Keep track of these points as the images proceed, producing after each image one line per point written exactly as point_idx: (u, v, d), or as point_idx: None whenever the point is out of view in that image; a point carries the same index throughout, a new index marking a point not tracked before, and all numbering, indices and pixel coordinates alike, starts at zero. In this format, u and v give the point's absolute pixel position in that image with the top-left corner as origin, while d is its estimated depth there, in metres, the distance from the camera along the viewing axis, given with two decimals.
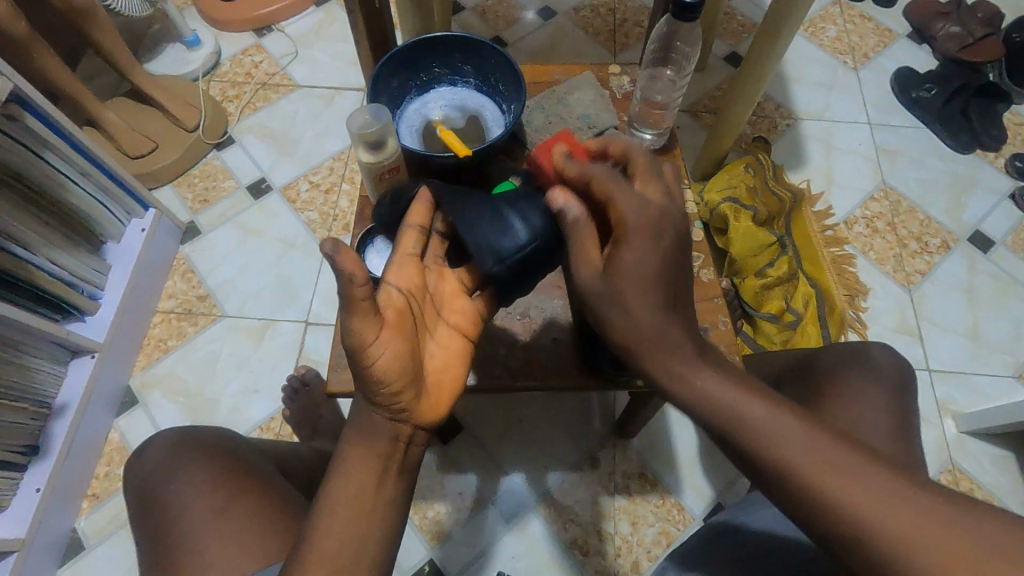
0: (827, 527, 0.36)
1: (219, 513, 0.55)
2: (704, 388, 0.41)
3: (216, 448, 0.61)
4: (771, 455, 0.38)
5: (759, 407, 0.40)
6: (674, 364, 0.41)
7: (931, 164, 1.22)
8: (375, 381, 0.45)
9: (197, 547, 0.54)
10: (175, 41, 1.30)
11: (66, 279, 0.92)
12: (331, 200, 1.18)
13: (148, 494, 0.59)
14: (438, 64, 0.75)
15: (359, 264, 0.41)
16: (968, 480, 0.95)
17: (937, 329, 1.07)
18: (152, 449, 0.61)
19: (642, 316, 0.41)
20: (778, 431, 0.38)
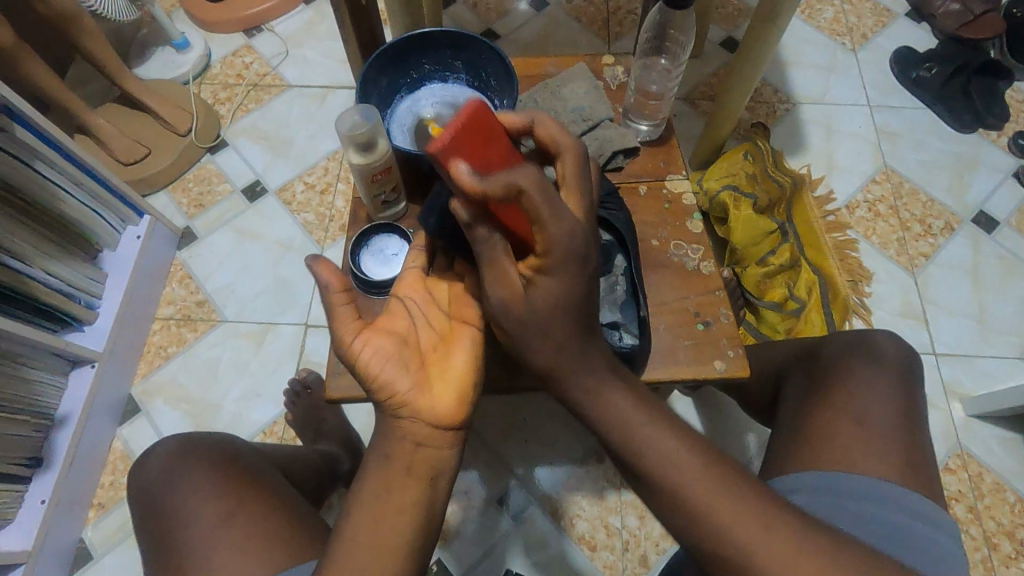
0: (702, 540, 0.43)
1: (225, 521, 0.55)
2: (619, 414, 0.45)
3: (220, 455, 0.60)
4: (665, 474, 0.44)
5: (664, 437, 0.45)
6: (590, 394, 0.46)
7: (932, 145, 1.21)
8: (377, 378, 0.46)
9: (204, 556, 0.53)
10: (164, 45, 1.29)
11: (63, 289, 0.91)
12: (327, 201, 1.17)
13: (151, 504, 0.58)
14: (428, 60, 0.73)
15: (332, 272, 0.48)
16: (976, 464, 0.94)
17: (943, 313, 1.05)
18: (157, 456, 0.60)
19: (559, 341, 0.45)
20: (681, 458, 0.44)
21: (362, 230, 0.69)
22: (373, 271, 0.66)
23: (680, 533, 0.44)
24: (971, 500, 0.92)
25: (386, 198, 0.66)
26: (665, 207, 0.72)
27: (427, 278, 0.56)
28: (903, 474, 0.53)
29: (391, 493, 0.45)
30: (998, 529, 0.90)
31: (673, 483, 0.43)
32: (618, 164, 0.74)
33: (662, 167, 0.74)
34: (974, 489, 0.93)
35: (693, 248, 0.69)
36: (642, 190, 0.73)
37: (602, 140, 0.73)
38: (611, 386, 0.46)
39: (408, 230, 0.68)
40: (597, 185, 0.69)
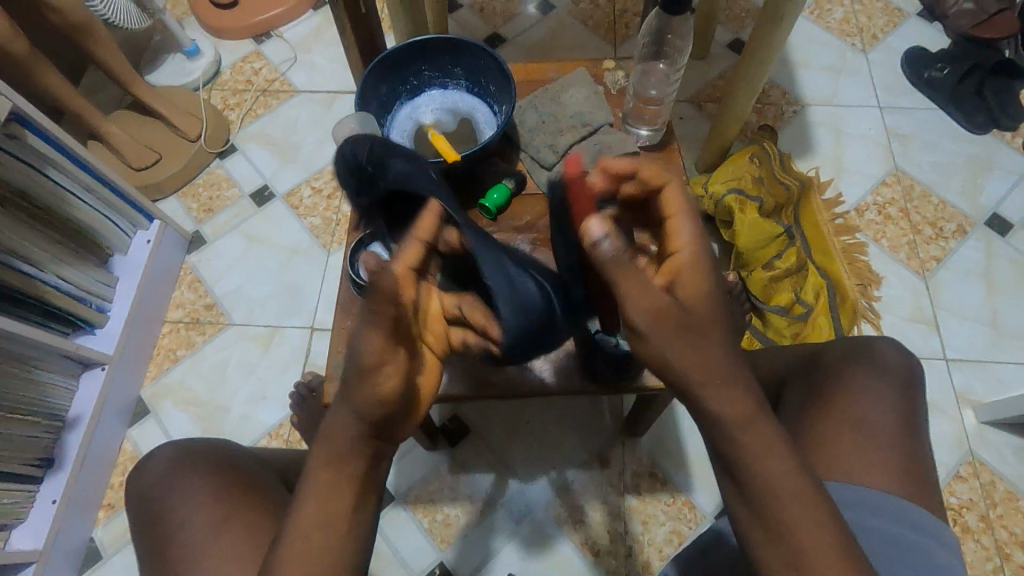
0: None
1: (218, 527, 0.55)
2: (761, 449, 0.39)
3: (217, 460, 0.61)
4: (784, 513, 0.39)
5: (798, 476, 0.39)
6: (743, 428, 0.40)
7: (943, 147, 1.19)
8: (358, 388, 0.42)
9: (200, 561, 0.54)
10: (175, 52, 1.31)
11: (73, 293, 0.93)
12: (333, 205, 1.19)
13: (149, 508, 0.59)
14: (428, 67, 0.74)
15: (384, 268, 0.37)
16: (989, 472, 0.93)
17: (954, 317, 1.04)
18: (154, 461, 0.61)
19: (709, 361, 0.40)
20: (804, 501, 0.39)
21: (359, 236, 0.69)
22: None
23: None
24: (982, 508, 0.90)
25: None
26: None
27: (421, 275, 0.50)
28: (902, 485, 0.52)
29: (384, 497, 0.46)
30: (1010, 538, 0.88)
31: (787, 518, 0.39)
32: None
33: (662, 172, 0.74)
34: (986, 498, 0.91)
35: None
36: None
37: (600, 147, 0.73)
38: (761, 416, 0.40)
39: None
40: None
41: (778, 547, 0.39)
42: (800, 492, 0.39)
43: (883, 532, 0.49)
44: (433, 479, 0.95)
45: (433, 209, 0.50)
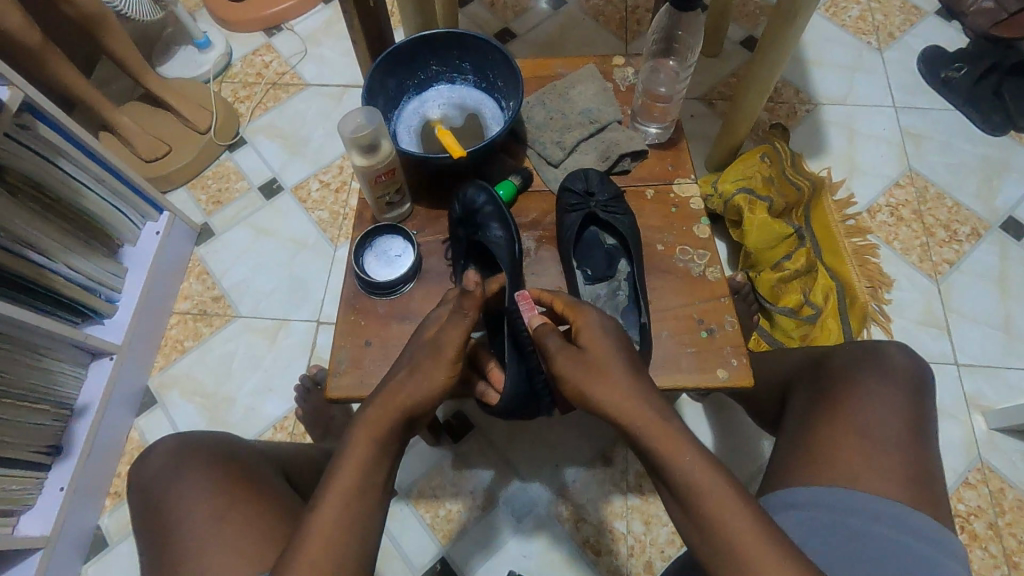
0: None
1: (217, 521, 0.56)
2: (682, 461, 0.45)
3: (217, 454, 0.61)
4: (708, 518, 0.44)
5: (719, 484, 0.44)
6: (664, 446, 0.46)
7: (959, 148, 1.17)
8: (418, 369, 0.52)
9: (198, 554, 0.54)
10: (186, 44, 1.31)
11: (83, 283, 0.93)
12: (340, 199, 1.19)
13: (150, 499, 0.59)
14: (436, 62, 0.74)
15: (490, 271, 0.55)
16: (998, 479, 0.91)
17: (966, 322, 1.02)
18: (155, 453, 0.61)
19: (619, 391, 0.49)
20: (729, 505, 0.43)
21: (365, 231, 0.69)
22: (377, 273, 0.67)
23: None
24: (990, 516, 0.89)
25: (390, 199, 0.67)
26: (672, 211, 0.71)
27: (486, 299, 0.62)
28: (908, 490, 0.51)
29: None
30: (1019, 547, 0.87)
31: (715, 520, 0.43)
32: (624, 167, 0.74)
33: (670, 171, 0.73)
34: (995, 505, 0.90)
35: (699, 253, 0.68)
36: (649, 193, 0.72)
37: (608, 143, 0.73)
38: (683, 437, 0.46)
39: (411, 232, 0.69)
40: (601, 190, 0.69)
41: (715, 551, 0.43)
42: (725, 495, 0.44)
43: (881, 539, 0.49)
44: (436, 474, 0.95)
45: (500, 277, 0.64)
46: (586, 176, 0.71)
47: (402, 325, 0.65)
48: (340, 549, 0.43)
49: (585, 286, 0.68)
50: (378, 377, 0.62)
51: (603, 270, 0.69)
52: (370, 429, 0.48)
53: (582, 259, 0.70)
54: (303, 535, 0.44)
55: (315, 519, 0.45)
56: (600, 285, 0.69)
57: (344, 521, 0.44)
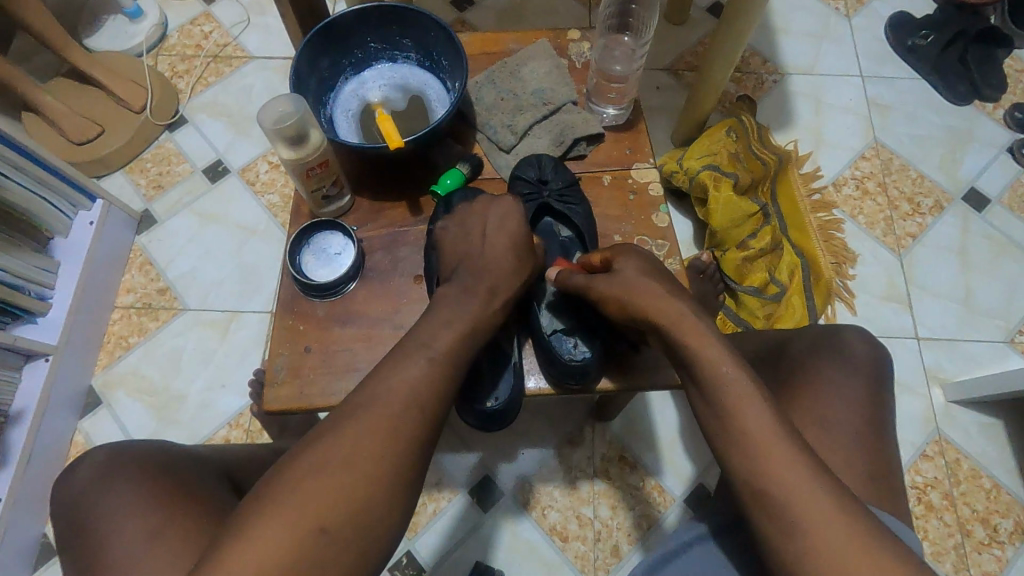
0: (760, 495, 0.42)
1: (149, 536, 0.52)
2: (717, 368, 0.47)
3: (150, 464, 0.57)
4: (730, 402, 0.45)
5: (742, 378, 0.46)
6: (695, 344, 0.49)
7: (924, 118, 1.16)
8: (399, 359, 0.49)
9: (129, 574, 0.51)
10: (115, 13, 1.20)
11: (10, 281, 0.87)
12: (291, 181, 1.12)
13: (77, 517, 0.55)
14: (374, 38, 0.68)
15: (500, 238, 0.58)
16: (955, 450, 0.93)
17: (927, 296, 1.03)
18: (83, 466, 0.57)
19: (665, 301, 0.52)
20: (750, 397, 0.45)
21: (303, 226, 0.64)
22: (315, 273, 0.63)
23: (737, 488, 0.44)
24: (946, 486, 0.91)
25: (327, 191, 0.62)
26: (631, 197, 0.68)
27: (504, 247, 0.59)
28: (869, 485, 0.51)
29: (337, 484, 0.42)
30: (972, 515, 0.89)
31: (739, 419, 0.45)
32: (581, 152, 0.70)
33: (628, 154, 0.70)
34: (951, 476, 0.92)
35: (659, 243, 0.65)
36: (607, 179, 0.69)
37: (562, 126, 0.69)
38: (712, 339, 0.49)
39: (351, 228, 0.64)
40: (555, 178, 0.66)
41: (730, 441, 0.45)
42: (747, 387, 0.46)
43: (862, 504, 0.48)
44: None
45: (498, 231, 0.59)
46: (539, 162, 0.67)
47: (345, 328, 0.61)
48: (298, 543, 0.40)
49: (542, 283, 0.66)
50: (319, 387, 0.59)
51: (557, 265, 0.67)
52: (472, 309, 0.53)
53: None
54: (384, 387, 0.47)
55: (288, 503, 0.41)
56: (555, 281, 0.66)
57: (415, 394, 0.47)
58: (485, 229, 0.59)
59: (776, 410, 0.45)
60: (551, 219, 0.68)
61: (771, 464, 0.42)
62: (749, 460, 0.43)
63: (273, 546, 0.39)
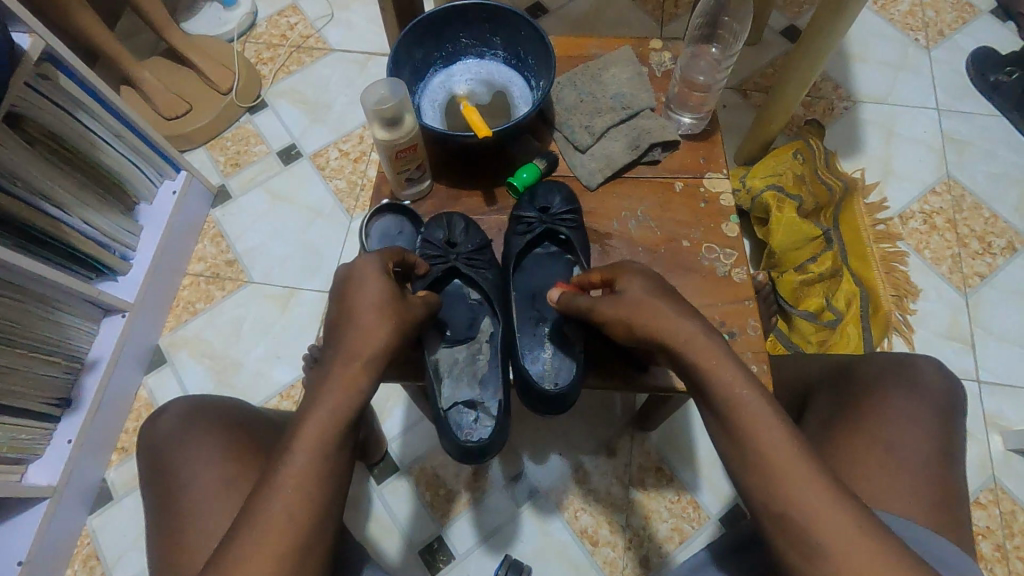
0: (772, 508, 0.43)
1: (225, 486, 0.56)
2: (726, 381, 0.48)
3: (226, 418, 0.61)
4: (743, 423, 0.46)
5: (755, 397, 0.46)
6: (703, 359, 0.49)
7: (1003, 157, 1.12)
8: (332, 373, 0.49)
9: (203, 520, 0.54)
10: (212, 1, 1.28)
11: (99, 239, 0.93)
12: (359, 169, 1.17)
13: (157, 458, 0.59)
14: (466, 35, 0.71)
15: (370, 282, 0.54)
16: (1010, 501, 0.89)
17: (993, 339, 0.99)
18: (167, 413, 0.61)
19: (674, 324, 0.51)
20: (761, 417, 0.45)
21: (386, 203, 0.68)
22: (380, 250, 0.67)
23: (750, 501, 0.44)
24: (999, 537, 0.87)
25: (410, 174, 0.65)
26: (701, 206, 0.69)
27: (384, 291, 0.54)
28: (928, 513, 0.50)
29: (298, 488, 0.44)
30: None
31: (752, 433, 0.45)
32: (654, 157, 0.71)
33: (702, 164, 0.71)
34: (1004, 527, 0.88)
35: (726, 253, 0.66)
36: (678, 186, 0.70)
37: (639, 131, 0.70)
38: (722, 355, 0.49)
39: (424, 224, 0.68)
40: (464, 240, 0.66)
41: (742, 455, 0.45)
42: (757, 407, 0.46)
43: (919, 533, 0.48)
44: (440, 454, 0.95)
45: (369, 275, 0.54)
46: (448, 223, 0.67)
47: None
48: (275, 533, 0.42)
49: (442, 349, 0.63)
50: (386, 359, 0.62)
51: (464, 330, 0.65)
52: (350, 378, 0.49)
53: (444, 317, 0.65)
54: (272, 484, 0.44)
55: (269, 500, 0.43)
56: (460, 347, 0.64)
57: (311, 474, 0.44)
58: (359, 278, 0.54)
59: (789, 428, 0.45)
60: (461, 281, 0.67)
61: (784, 485, 0.42)
62: (761, 476, 0.43)
63: (259, 541, 0.41)
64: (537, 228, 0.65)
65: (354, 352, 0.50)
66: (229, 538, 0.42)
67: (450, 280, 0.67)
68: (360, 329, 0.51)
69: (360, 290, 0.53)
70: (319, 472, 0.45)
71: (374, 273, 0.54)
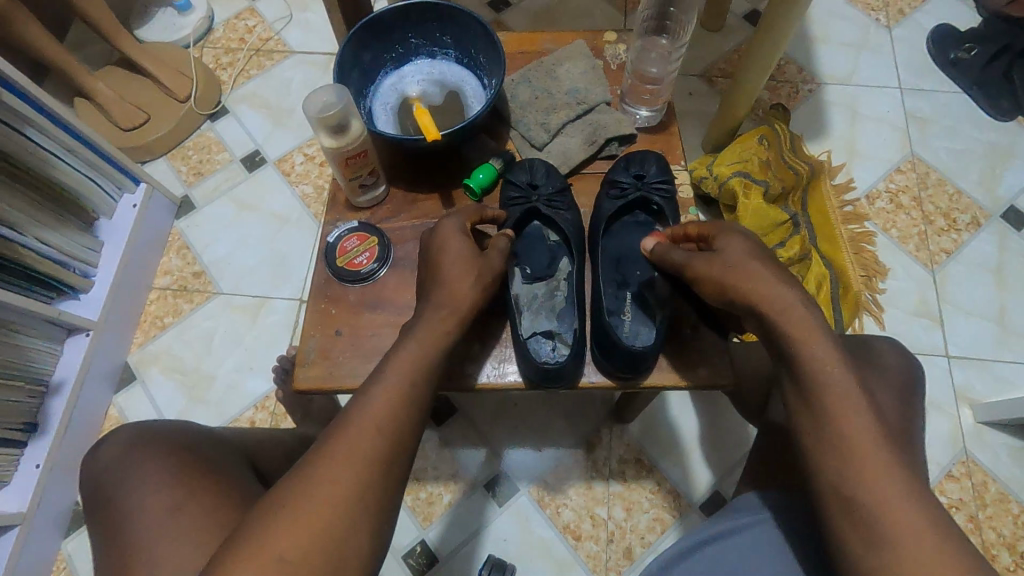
0: (849, 479, 0.43)
1: (170, 510, 0.54)
2: (815, 356, 0.48)
3: (171, 441, 0.60)
4: (829, 399, 0.47)
5: (845, 379, 0.47)
6: (801, 334, 0.49)
7: (964, 132, 1.13)
8: (421, 322, 0.53)
9: (149, 546, 0.53)
10: (165, 6, 1.25)
11: (58, 258, 0.91)
12: (325, 173, 1.15)
13: (101, 492, 0.58)
14: (415, 35, 0.70)
15: (453, 239, 0.58)
16: (982, 473, 0.91)
17: (960, 313, 1.00)
18: (111, 442, 0.60)
19: (773, 297, 0.51)
20: (850, 398, 0.46)
21: (348, 223, 0.67)
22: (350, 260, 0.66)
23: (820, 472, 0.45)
24: (972, 509, 0.89)
25: (363, 181, 0.64)
26: None
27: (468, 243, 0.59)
28: None
29: (378, 428, 0.46)
30: (998, 540, 0.87)
31: (835, 408, 0.46)
32: (611, 152, 0.71)
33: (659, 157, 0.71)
34: (977, 499, 0.89)
35: None
36: None
37: (596, 126, 0.70)
38: (820, 334, 0.49)
39: (386, 239, 0.66)
40: (545, 183, 0.67)
41: (819, 432, 0.46)
42: (848, 389, 0.46)
43: None
44: (420, 457, 0.94)
45: (451, 235, 0.59)
46: (531, 166, 0.68)
47: (375, 315, 0.63)
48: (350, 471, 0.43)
49: (519, 284, 0.65)
50: (348, 369, 0.61)
51: (543, 267, 0.66)
52: (436, 330, 0.53)
53: (523, 254, 0.67)
54: (357, 418, 0.46)
55: (349, 436, 0.45)
56: (538, 284, 0.66)
57: (379, 434, 0.46)
58: (447, 238, 0.59)
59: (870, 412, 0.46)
60: (540, 223, 0.68)
61: (862, 467, 0.43)
62: (840, 457, 0.44)
63: (338, 478, 0.43)
64: (630, 194, 0.65)
65: (443, 303, 0.54)
66: (304, 472, 0.44)
67: (529, 222, 0.68)
68: (448, 283, 0.56)
69: (444, 246, 0.58)
70: (390, 427, 0.46)
71: (455, 230, 0.59)
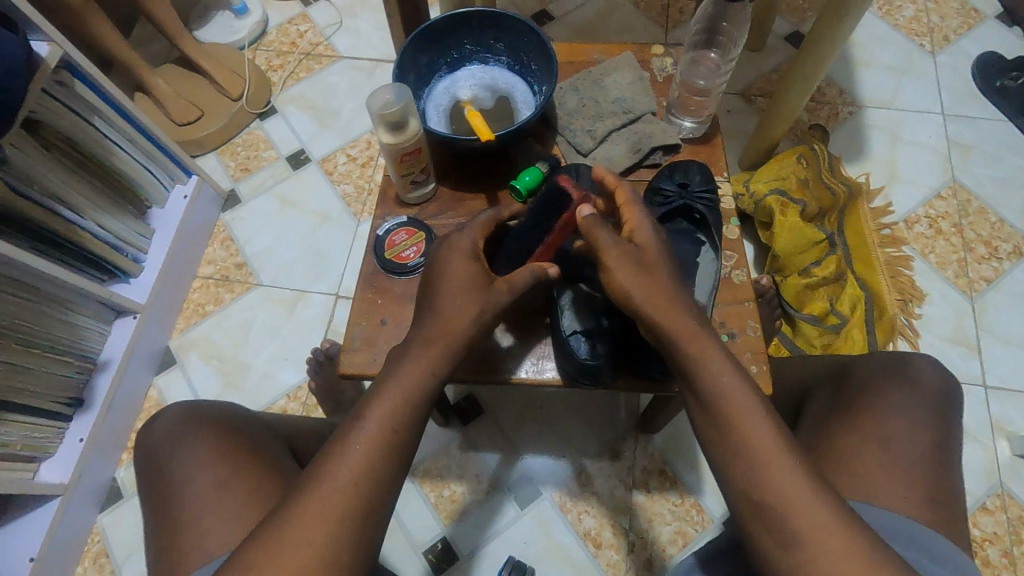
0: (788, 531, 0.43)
1: (217, 489, 0.57)
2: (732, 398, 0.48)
3: (220, 422, 0.62)
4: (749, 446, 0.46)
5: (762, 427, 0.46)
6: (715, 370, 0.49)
7: (1007, 160, 1.12)
8: (417, 349, 0.51)
9: (196, 521, 0.55)
10: (224, 9, 1.31)
11: (112, 242, 0.95)
12: (366, 174, 1.19)
13: (153, 464, 0.60)
14: (469, 41, 0.73)
15: (454, 262, 0.54)
16: (1018, 507, 0.89)
17: (999, 343, 0.98)
18: (162, 419, 0.62)
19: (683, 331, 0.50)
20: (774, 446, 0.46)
21: (395, 218, 0.70)
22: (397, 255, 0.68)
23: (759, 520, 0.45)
24: (1007, 544, 0.86)
25: (414, 178, 0.67)
26: None
27: (473, 264, 0.55)
28: (925, 510, 0.50)
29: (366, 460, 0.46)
30: None
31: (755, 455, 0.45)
32: (655, 161, 0.72)
33: None
34: (1012, 534, 0.87)
35: (727, 255, 0.67)
36: None
37: (641, 135, 0.72)
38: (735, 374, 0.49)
39: (433, 235, 0.68)
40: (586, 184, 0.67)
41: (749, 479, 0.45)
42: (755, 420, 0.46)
43: (912, 532, 0.49)
44: (445, 455, 0.96)
45: (452, 258, 0.54)
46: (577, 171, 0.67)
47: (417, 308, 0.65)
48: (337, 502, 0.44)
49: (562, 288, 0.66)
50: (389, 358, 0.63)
51: None
52: (425, 361, 0.50)
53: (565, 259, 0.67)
54: (341, 451, 0.46)
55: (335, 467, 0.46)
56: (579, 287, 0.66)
57: (367, 461, 0.46)
58: (451, 257, 0.55)
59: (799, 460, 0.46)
60: None
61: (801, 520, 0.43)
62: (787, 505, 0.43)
63: (324, 510, 0.44)
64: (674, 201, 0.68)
65: (444, 331, 0.52)
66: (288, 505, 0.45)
67: None
68: (442, 313, 0.52)
69: (443, 269, 0.54)
70: (379, 455, 0.47)
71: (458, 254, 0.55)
